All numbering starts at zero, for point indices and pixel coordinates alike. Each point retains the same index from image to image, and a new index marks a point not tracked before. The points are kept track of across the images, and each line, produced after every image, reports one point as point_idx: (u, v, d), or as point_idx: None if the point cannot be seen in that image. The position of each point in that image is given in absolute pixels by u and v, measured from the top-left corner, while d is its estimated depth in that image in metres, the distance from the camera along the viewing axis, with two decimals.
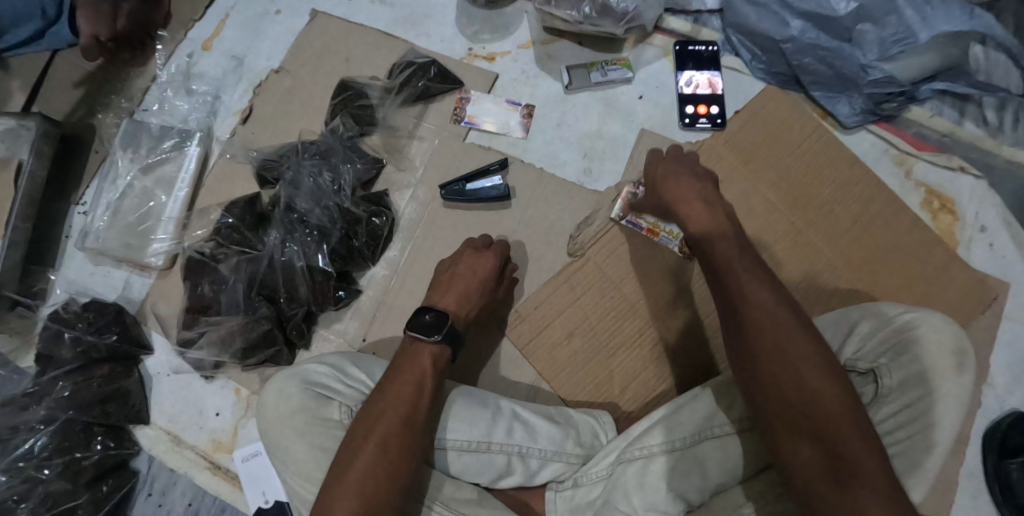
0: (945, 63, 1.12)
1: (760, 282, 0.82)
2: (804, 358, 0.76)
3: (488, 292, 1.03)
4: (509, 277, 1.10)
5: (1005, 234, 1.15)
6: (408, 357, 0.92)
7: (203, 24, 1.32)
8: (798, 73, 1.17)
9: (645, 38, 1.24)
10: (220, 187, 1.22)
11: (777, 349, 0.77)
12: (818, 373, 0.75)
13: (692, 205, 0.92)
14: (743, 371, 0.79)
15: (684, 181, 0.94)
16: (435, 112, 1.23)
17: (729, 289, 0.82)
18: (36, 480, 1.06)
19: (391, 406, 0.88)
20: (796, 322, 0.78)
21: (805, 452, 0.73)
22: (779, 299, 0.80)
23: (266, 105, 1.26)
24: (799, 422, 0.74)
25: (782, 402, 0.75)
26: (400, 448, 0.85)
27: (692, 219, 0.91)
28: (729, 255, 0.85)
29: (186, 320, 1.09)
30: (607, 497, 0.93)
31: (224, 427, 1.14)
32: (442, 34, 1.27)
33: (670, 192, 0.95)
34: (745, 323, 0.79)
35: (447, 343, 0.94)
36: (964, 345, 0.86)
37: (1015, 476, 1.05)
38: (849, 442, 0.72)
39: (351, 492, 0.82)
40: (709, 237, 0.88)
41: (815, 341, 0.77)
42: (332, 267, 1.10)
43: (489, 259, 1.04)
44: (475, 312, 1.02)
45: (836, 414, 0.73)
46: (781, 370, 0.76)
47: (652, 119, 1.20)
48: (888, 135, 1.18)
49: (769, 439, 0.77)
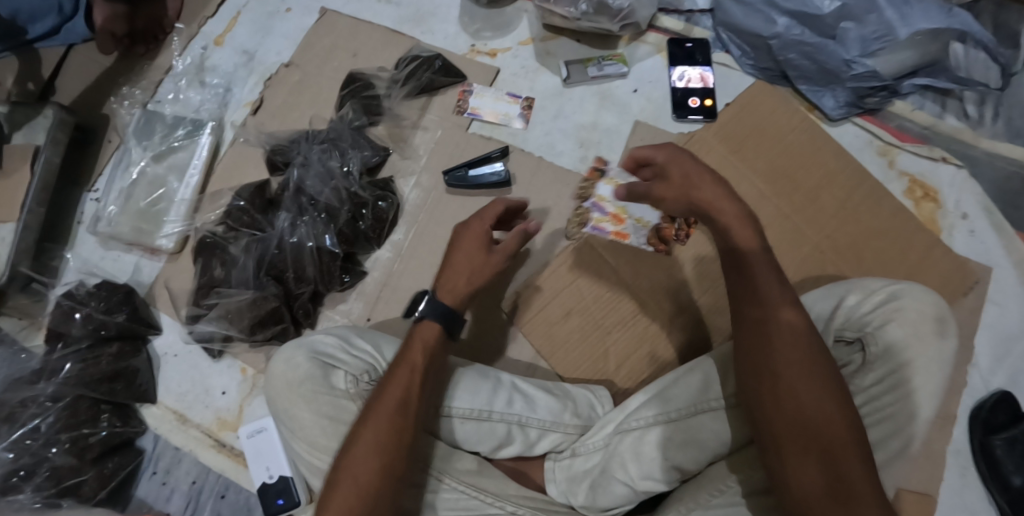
0: (925, 59, 1.18)
1: (789, 303, 0.81)
2: (824, 381, 0.76)
3: (477, 264, 0.94)
4: (521, 235, 0.96)
5: (986, 221, 1.18)
6: (408, 344, 0.91)
7: (217, 19, 1.38)
8: (784, 68, 1.24)
9: (639, 36, 1.30)
10: (231, 173, 1.27)
11: (802, 369, 0.77)
12: (831, 396, 0.75)
13: (729, 210, 0.87)
14: (759, 387, 0.79)
15: (713, 188, 0.89)
16: (439, 104, 1.28)
17: (757, 305, 0.82)
18: (42, 456, 1.09)
19: (387, 408, 0.86)
20: (820, 344, 0.79)
21: (811, 472, 0.73)
22: (805, 322, 0.80)
23: (275, 97, 1.31)
24: (809, 443, 0.74)
25: (798, 420, 0.75)
26: (395, 451, 0.84)
27: (726, 231, 0.87)
28: (761, 269, 0.84)
29: (198, 295, 1.14)
30: (604, 466, 0.94)
31: (230, 406, 1.17)
32: (445, 31, 1.34)
33: (710, 195, 0.88)
34: (769, 339, 0.79)
35: (443, 325, 0.91)
36: (945, 312, 0.87)
37: (1001, 452, 1.06)
38: (856, 468, 0.72)
39: (348, 491, 0.82)
40: (746, 250, 0.85)
41: (831, 365, 0.78)
42: (339, 248, 1.13)
43: (477, 227, 0.96)
44: (464, 288, 0.93)
45: (847, 439, 0.73)
46: (803, 388, 0.76)
47: (645, 111, 1.26)
48: (872, 127, 1.23)
49: (773, 454, 0.76)
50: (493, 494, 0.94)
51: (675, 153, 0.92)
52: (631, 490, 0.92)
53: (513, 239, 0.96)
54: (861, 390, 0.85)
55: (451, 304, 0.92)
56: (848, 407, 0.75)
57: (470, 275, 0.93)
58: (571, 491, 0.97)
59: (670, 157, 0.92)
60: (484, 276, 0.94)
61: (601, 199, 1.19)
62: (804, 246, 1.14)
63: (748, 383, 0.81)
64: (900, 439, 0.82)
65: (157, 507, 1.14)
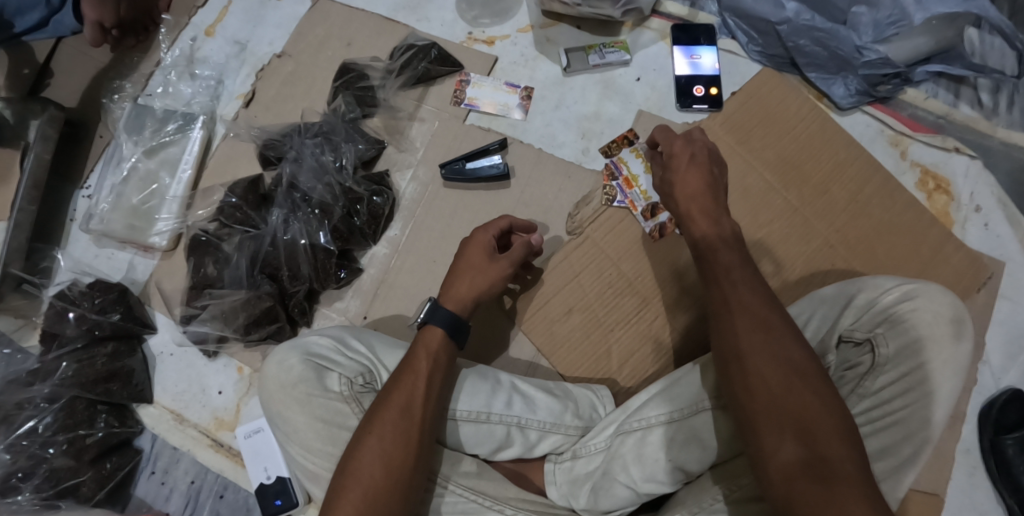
0: (940, 45, 1.13)
1: (757, 293, 0.79)
2: (793, 362, 0.74)
3: (478, 269, 0.95)
4: (524, 245, 0.99)
5: (1000, 214, 1.14)
6: (419, 348, 0.89)
7: (207, 9, 1.35)
8: (794, 55, 1.19)
9: (642, 22, 1.25)
10: (223, 168, 1.24)
11: (768, 351, 0.75)
12: (807, 379, 0.73)
13: (698, 215, 0.88)
14: (728, 373, 0.77)
15: (699, 190, 0.89)
16: (435, 95, 1.25)
17: (722, 294, 0.81)
18: (41, 458, 1.08)
19: (391, 415, 0.84)
20: (786, 326, 0.77)
21: (787, 451, 0.70)
22: (769, 305, 0.78)
23: (268, 89, 1.28)
24: (785, 422, 0.72)
25: (770, 403, 0.73)
26: (403, 457, 0.82)
27: (694, 234, 0.88)
28: (730, 263, 0.83)
29: (190, 296, 1.12)
30: (607, 468, 0.92)
31: (227, 405, 1.16)
32: (441, 18, 1.29)
33: (688, 205, 0.89)
34: (735, 325, 0.78)
35: (448, 332, 0.90)
36: (962, 313, 0.83)
37: (1012, 451, 1.04)
38: (834, 446, 0.69)
39: (353, 498, 0.80)
40: (705, 241, 0.86)
41: (805, 348, 0.75)
42: (333, 245, 1.11)
43: (479, 236, 0.97)
44: (467, 293, 0.94)
45: (821, 417, 0.71)
46: (771, 370, 0.74)
47: (649, 100, 1.22)
48: (883, 116, 1.18)
49: (750, 438, 0.74)
50: (491, 496, 0.92)
51: (688, 145, 0.92)
52: (634, 493, 0.90)
53: (516, 250, 0.99)
54: (871, 393, 0.82)
55: (454, 308, 0.92)
56: (827, 389, 0.73)
57: (475, 281, 0.94)
58: (573, 494, 0.94)
59: (676, 152, 0.92)
60: (487, 281, 0.95)
61: (622, 161, 1.16)
62: (813, 240, 1.10)
63: (720, 370, 0.79)
64: (912, 445, 0.79)
65: (156, 507, 1.14)
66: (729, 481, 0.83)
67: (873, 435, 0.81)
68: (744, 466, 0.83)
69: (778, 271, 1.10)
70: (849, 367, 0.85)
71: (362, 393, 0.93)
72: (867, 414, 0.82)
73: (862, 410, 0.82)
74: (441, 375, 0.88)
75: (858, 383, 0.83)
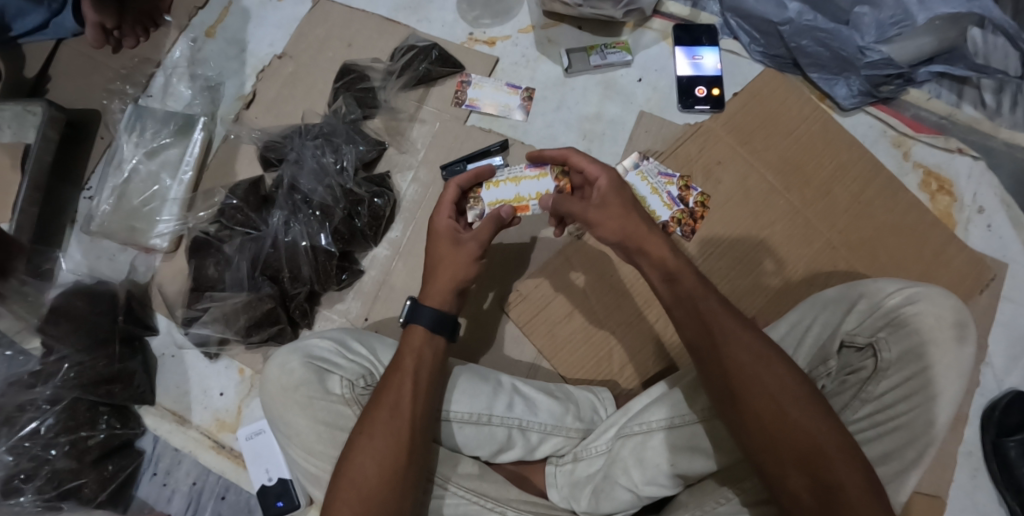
0: (942, 45, 1.11)
1: (738, 320, 0.78)
2: (787, 389, 0.73)
3: (447, 258, 0.91)
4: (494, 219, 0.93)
5: (1004, 215, 1.13)
6: (403, 348, 0.89)
7: (208, 10, 1.34)
8: (796, 55, 1.19)
9: (644, 22, 1.25)
10: (224, 169, 1.24)
11: (759, 381, 0.74)
12: (804, 404, 0.72)
13: (653, 241, 0.84)
14: (723, 407, 0.76)
15: (643, 224, 0.86)
16: (436, 96, 1.25)
17: (703, 327, 0.78)
18: (42, 459, 1.07)
19: (382, 415, 0.84)
20: (775, 353, 0.75)
21: (795, 482, 0.70)
22: (753, 334, 0.77)
23: (268, 90, 1.28)
24: (786, 451, 0.71)
25: (767, 432, 0.72)
26: (396, 455, 0.82)
27: (654, 261, 0.84)
28: (700, 299, 0.79)
29: (191, 298, 1.11)
30: (607, 472, 0.91)
31: (227, 407, 1.16)
32: (442, 19, 1.29)
33: (640, 230, 0.85)
34: (724, 359, 0.76)
35: (432, 329, 0.89)
36: (965, 317, 0.83)
37: (1014, 453, 1.04)
38: (840, 471, 0.69)
39: (349, 501, 0.80)
40: (670, 273, 0.82)
41: (795, 373, 0.74)
42: (334, 246, 1.11)
43: (441, 225, 0.94)
44: (443, 285, 0.91)
45: (823, 443, 0.71)
46: (766, 403, 0.73)
47: (651, 101, 1.22)
48: (886, 116, 1.18)
49: (755, 468, 0.74)
50: (493, 498, 0.91)
51: (617, 187, 0.88)
52: (635, 495, 0.89)
53: (485, 225, 0.93)
54: (873, 398, 0.82)
55: (437, 304, 0.90)
56: (823, 410, 0.73)
57: (445, 272, 0.91)
58: (574, 497, 0.94)
59: (603, 188, 0.88)
60: (458, 268, 0.91)
61: (492, 205, 1.01)
62: (815, 241, 1.10)
63: (715, 400, 0.77)
64: (916, 449, 0.78)
65: (158, 508, 1.14)
66: (734, 485, 0.83)
67: (877, 439, 0.80)
68: (747, 470, 0.83)
69: (780, 269, 1.09)
70: (851, 372, 0.84)
71: (364, 395, 0.93)
72: (871, 418, 0.81)
73: (865, 415, 0.81)
74: (428, 372, 0.87)
75: (861, 388, 0.82)
